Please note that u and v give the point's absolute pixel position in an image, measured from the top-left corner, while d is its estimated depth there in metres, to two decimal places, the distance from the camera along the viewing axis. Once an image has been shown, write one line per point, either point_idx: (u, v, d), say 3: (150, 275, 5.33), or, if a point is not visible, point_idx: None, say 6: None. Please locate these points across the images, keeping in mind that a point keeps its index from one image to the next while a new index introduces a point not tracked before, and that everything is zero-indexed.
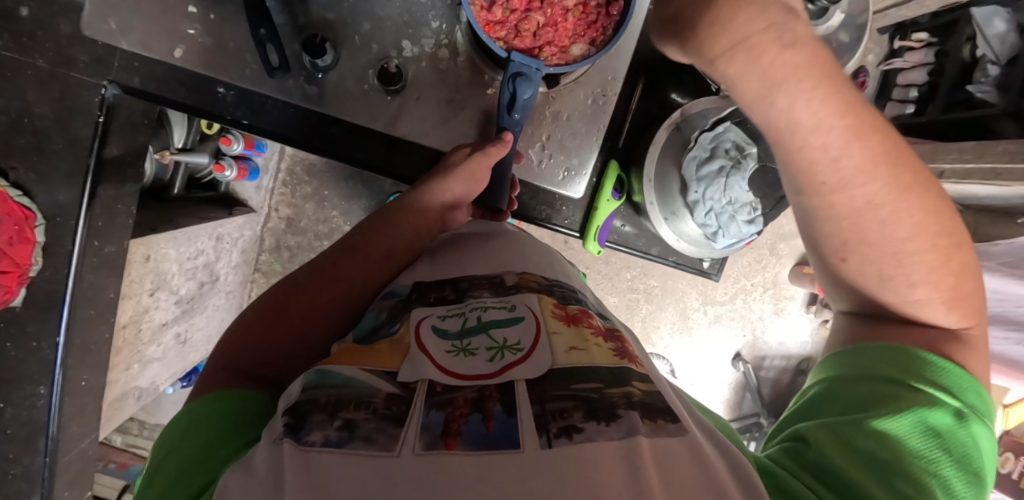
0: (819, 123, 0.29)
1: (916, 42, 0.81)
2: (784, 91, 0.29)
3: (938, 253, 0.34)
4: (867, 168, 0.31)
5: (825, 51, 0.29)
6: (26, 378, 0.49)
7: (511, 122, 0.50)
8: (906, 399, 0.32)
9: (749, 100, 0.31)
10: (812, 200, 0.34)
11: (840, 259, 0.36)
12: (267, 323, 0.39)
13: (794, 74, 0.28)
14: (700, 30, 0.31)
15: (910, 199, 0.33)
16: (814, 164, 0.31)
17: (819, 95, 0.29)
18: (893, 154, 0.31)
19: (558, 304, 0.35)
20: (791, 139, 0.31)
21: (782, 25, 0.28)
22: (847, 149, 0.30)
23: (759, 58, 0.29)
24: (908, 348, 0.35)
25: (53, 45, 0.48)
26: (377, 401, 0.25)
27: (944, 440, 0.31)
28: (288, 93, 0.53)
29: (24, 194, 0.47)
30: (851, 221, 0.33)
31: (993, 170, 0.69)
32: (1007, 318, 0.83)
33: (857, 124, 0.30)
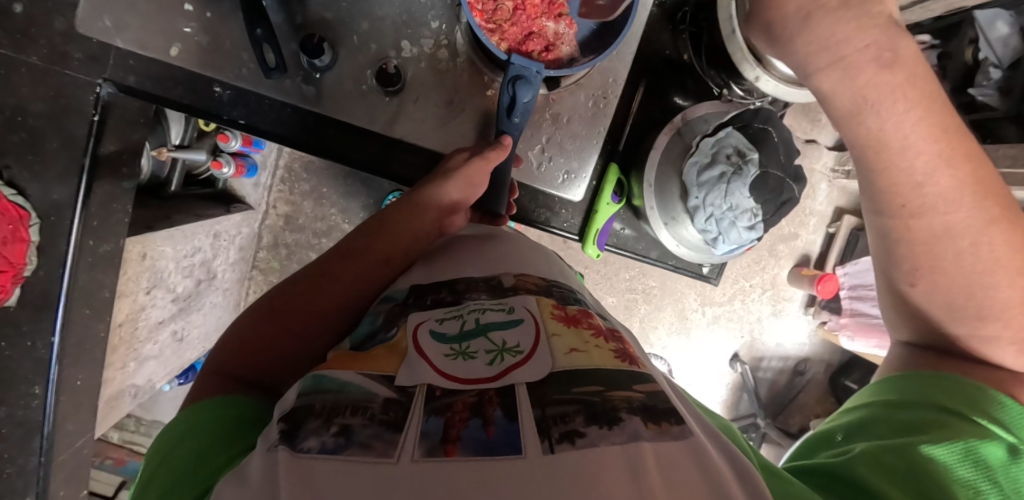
0: (907, 142, 0.35)
1: (918, 44, 0.80)
2: (877, 108, 0.35)
3: (1017, 291, 0.38)
4: (952, 193, 0.36)
5: (925, 76, 0.35)
6: (20, 377, 0.48)
7: (511, 125, 0.49)
8: (957, 424, 0.34)
9: (842, 119, 0.37)
10: (891, 220, 0.38)
11: (909, 283, 0.40)
12: (262, 328, 0.39)
13: (893, 98, 0.35)
14: (801, 53, 0.37)
15: (996, 234, 0.36)
16: (899, 185, 0.36)
17: (912, 118, 0.35)
18: (981, 185, 0.36)
19: (557, 305, 0.34)
20: (878, 157, 0.36)
21: (882, 48, 0.34)
22: (932, 175, 0.35)
23: (857, 74, 0.35)
24: (971, 383, 0.37)
25: (46, 42, 0.47)
26: (373, 407, 0.24)
27: (993, 467, 0.32)
28: (285, 92, 0.52)
29: (18, 193, 0.46)
30: (927, 246, 0.37)
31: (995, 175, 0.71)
32: None
33: (945, 151, 0.35)
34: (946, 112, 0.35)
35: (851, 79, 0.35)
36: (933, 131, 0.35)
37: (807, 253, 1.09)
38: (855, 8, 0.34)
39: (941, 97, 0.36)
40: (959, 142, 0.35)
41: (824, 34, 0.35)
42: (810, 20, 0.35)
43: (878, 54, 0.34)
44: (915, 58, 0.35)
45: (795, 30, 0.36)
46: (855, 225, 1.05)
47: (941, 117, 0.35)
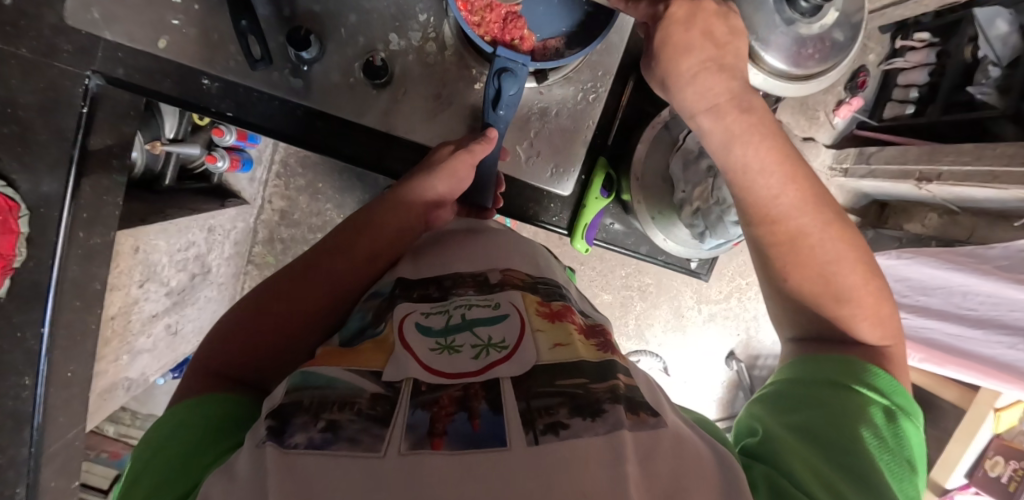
0: (762, 167, 0.41)
1: (916, 42, 0.80)
2: (744, 141, 0.41)
3: (861, 276, 0.40)
4: (800, 204, 0.40)
5: (769, 118, 0.42)
6: (11, 369, 0.48)
7: (496, 118, 0.49)
8: (842, 398, 0.34)
9: (715, 153, 0.43)
10: (756, 230, 0.42)
11: (780, 279, 0.41)
12: (249, 323, 0.39)
13: (750, 133, 0.41)
14: (687, 98, 0.43)
15: (834, 233, 0.40)
16: (758, 200, 0.41)
17: (765, 147, 0.41)
18: (818, 194, 0.41)
19: (542, 301, 0.34)
20: (743, 179, 0.42)
21: (742, 99, 0.42)
22: (783, 190, 0.40)
23: (725, 117, 0.42)
24: (846, 359, 0.37)
25: (36, 34, 0.47)
26: (361, 402, 0.24)
27: (879, 432, 0.32)
28: (273, 85, 0.52)
29: (7, 185, 0.46)
30: (790, 248, 0.40)
31: (992, 173, 0.69)
32: (1002, 323, 0.81)
33: (790, 170, 0.40)
34: (786, 142, 0.42)
35: (720, 120, 0.42)
36: (777, 154, 0.41)
37: None
38: (726, 71, 0.43)
39: (779, 129, 0.42)
40: (798, 163, 0.41)
41: (705, 85, 0.42)
42: (696, 77, 0.42)
43: (739, 102, 0.42)
44: (764, 108, 0.43)
45: (689, 80, 0.42)
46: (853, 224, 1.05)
47: (779, 140, 0.41)
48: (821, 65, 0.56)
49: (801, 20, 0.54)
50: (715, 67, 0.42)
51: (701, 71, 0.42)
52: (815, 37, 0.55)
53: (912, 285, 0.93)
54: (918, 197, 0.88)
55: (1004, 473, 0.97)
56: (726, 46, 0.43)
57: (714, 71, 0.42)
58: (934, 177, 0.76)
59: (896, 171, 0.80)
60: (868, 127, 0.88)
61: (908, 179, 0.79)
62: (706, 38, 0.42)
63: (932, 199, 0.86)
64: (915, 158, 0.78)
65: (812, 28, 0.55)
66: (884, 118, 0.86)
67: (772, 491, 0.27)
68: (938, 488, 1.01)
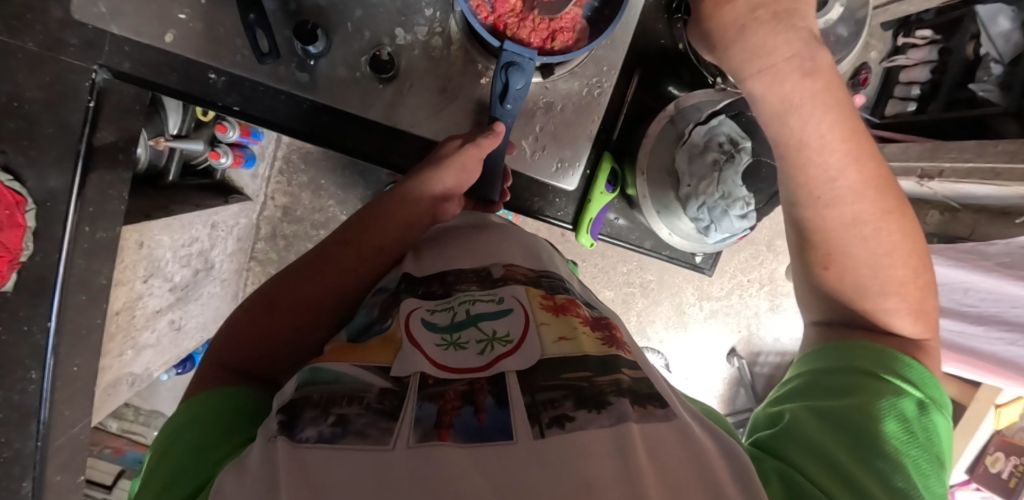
0: (823, 141, 0.38)
1: (919, 39, 0.77)
2: (800, 110, 0.39)
3: (909, 269, 0.39)
4: (858, 190, 0.38)
5: (836, 84, 0.39)
6: (15, 362, 0.48)
7: (503, 112, 0.49)
8: (877, 388, 0.34)
9: (770, 119, 0.41)
10: (805, 211, 0.40)
11: (820, 267, 0.41)
12: (261, 317, 0.39)
13: (811, 102, 0.38)
14: (744, 55, 0.42)
15: (890, 223, 0.39)
16: (812, 179, 0.39)
17: (828, 119, 0.38)
18: (880, 179, 0.38)
19: (545, 295, 0.34)
20: (797, 154, 0.39)
21: (805, 57, 0.39)
22: (843, 171, 0.38)
23: (784, 80, 0.40)
24: (880, 348, 0.37)
25: (42, 28, 0.48)
26: (369, 396, 0.25)
27: (909, 423, 0.32)
28: (279, 79, 0.52)
29: (14, 179, 0.46)
30: (839, 235, 0.39)
31: (993, 169, 0.70)
32: (1003, 319, 0.82)
33: (853, 150, 0.38)
34: (852, 116, 0.39)
35: (779, 84, 0.40)
36: (844, 131, 0.38)
37: None
38: (783, 20, 0.40)
39: (847, 101, 0.40)
40: (863, 143, 0.39)
41: (760, 43, 0.41)
42: (746, 29, 0.41)
43: (801, 64, 0.39)
44: (829, 68, 0.40)
45: (738, 34, 0.42)
46: None
47: (846, 115, 0.39)
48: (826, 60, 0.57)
49: None
50: (770, 15, 0.41)
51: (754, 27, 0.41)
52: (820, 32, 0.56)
53: None
54: (920, 194, 0.89)
55: (1005, 469, 0.97)
56: None
57: (772, 23, 0.40)
58: (936, 174, 0.77)
59: (898, 168, 0.82)
60: (868, 123, 0.85)
61: (909, 177, 0.81)
62: None
63: (932, 197, 0.87)
64: (917, 156, 0.77)
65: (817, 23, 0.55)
66: (885, 116, 0.83)
67: (784, 486, 0.28)
68: None
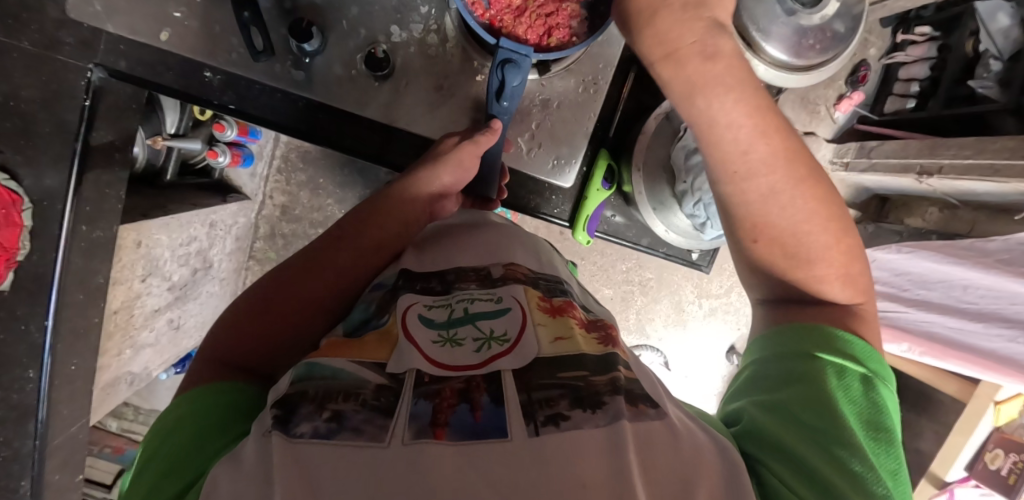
0: (732, 121, 0.39)
1: (918, 35, 0.79)
2: (706, 92, 0.39)
3: (832, 234, 0.40)
4: (769, 161, 0.38)
5: (739, 61, 0.40)
6: (14, 361, 0.48)
7: (501, 109, 0.49)
8: (819, 373, 0.34)
9: (679, 104, 0.41)
10: (725, 188, 0.41)
11: (749, 240, 0.41)
12: (257, 312, 0.39)
13: (715, 85, 0.39)
14: (647, 38, 0.41)
15: (803, 191, 0.39)
16: (727, 157, 0.39)
17: (733, 100, 0.38)
18: (789, 149, 0.39)
19: (544, 296, 0.34)
20: (710, 135, 0.40)
21: (706, 42, 0.39)
22: (753, 144, 0.38)
23: (686, 64, 0.39)
24: (812, 325, 0.37)
25: (37, 27, 0.47)
26: (365, 393, 0.25)
27: (853, 400, 0.33)
28: (275, 77, 0.52)
29: (10, 178, 0.46)
30: (759, 206, 0.40)
31: (992, 166, 0.69)
32: (1003, 317, 0.81)
33: (762, 125, 0.38)
34: (759, 94, 0.39)
35: (682, 69, 0.40)
36: (749, 109, 0.38)
37: None
38: (692, 8, 0.39)
39: (752, 80, 0.40)
40: (773, 118, 0.39)
41: (662, 27, 0.40)
42: (658, 15, 0.40)
43: (704, 49, 0.39)
44: (733, 51, 0.40)
45: (647, 12, 0.40)
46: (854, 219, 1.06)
47: (748, 92, 0.39)
48: (823, 55, 0.56)
49: (802, 11, 0.54)
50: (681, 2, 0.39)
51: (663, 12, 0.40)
52: (816, 28, 0.55)
53: (912, 279, 0.94)
54: (918, 191, 0.88)
55: (1004, 465, 0.97)
56: None
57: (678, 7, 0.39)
58: (934, 171, 0.75)
59: (896, 165, 0.80)
60: (869, 120, 0.87)
61: (908, 174, 0.78)
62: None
63: (930, 194, 0.87)
64: (916, 153, 0.77)
65: (813, 19, 0.55)
66: (885, 113, 0.85)
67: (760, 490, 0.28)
68: (938, 481, 1.01)
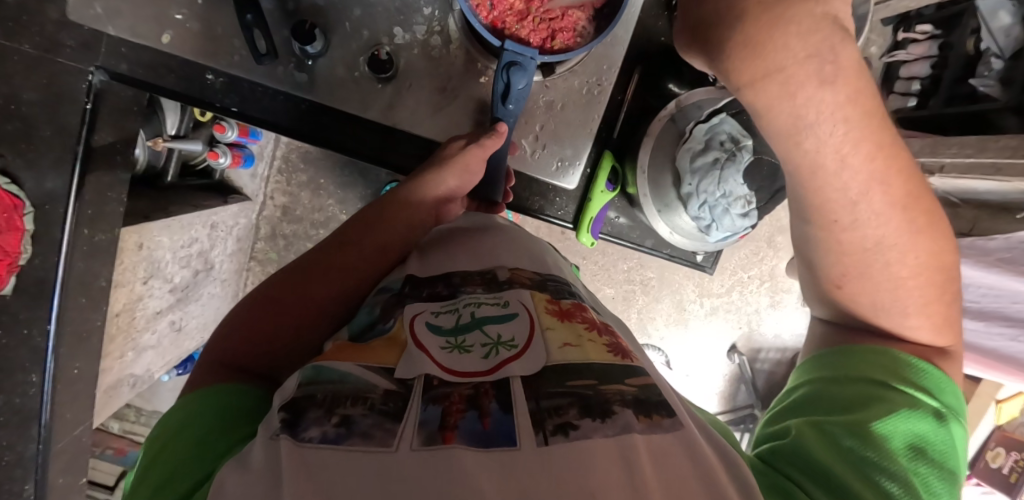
0: (842, 162, 0.30)
1: (919, 34, 0.78)
2: (816, 130, 0.30)
3: (934, 285, 0.36)
4: (881, 211, 0.32)
5: (862, 78, 0.29)
6: (16, 365, 0.48)
7: (506, 112, 0.49)
8: (888, 398, 0.33)
9: (774, 135, 0.32)
10: (818, 232, 0.35)
11: (834, 285, 0.37)
12: (261, 315, 0.39)
13: (828, 115, 0.29)
14: (733, 54, 0.31)
15: (914, 243, 0.34)
16: (830, 203, 0.32)
17: (851, 139, 0.29)
18: (909, 193, 0.33)
19: (551, 300, 0.34)
20: (810, 179, 0.32)
21: (823, 57, 0.28)
22: (866, 193, 0.31)
23: (796, 91, 0.29)
24: (891, 355, 0.36)
25: (38, 30, 0.47)
26: (373, 397, 0.25)
27: (925, 437, 0.32)
28: (278, 80, 0.52)
29: (12, 182, 0.46)
30: (855, 257, 0.34)
31: (993, 165, 0.69)
32: (1003, 315, 0.82)
33: (883, 170, 0.31)
34: (882, 123, 0.30)
35: (789, 94, 0.29)
36: (870, 151, 0.30)
37: None
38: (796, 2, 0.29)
39: (878, 110, 0.30)
40: (898, 158, 0.31)
41: (764, 36, 0.29)
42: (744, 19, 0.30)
43: (818, 67, 0.28)
44: (855, 66, 0.29)
45: (730, 19, 0.31)
46: None
47: (880, 132, 0.30)
48: None
49: None
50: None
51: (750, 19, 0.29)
52: None
53: None
54: None
55: (1005, 464, 0.97)
56: None
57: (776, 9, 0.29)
58: (936, 169, 0.77)
59: None
60: None
61: None
62: None
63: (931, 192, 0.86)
64: (918, 151, 0.76)
65: None
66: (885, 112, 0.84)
67: None
68: None
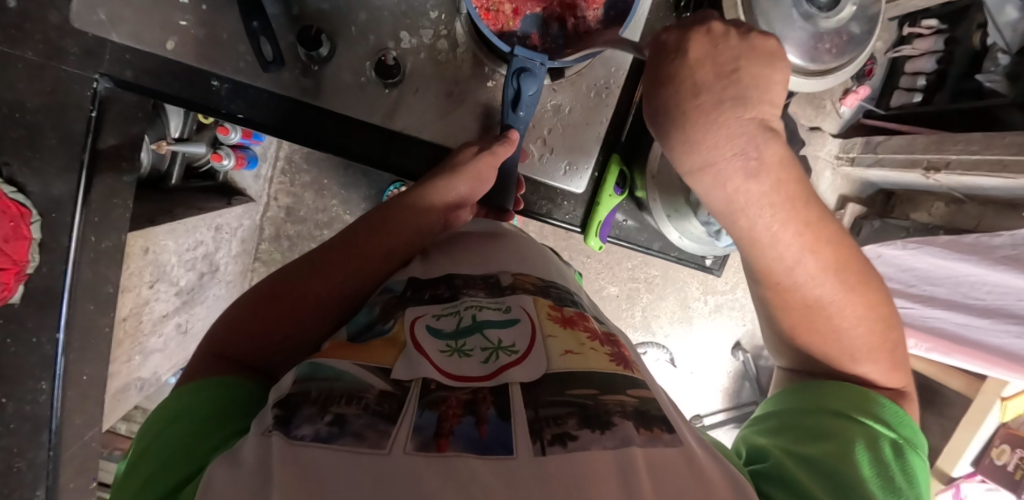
0: (775, 235, 0.36)
1: (925, 28, 0.78)
2: (748, 211, 0.36)
3: (880, 337, 0.39)
4: (819, 271, 0.37)
5: (786, 165, 0.36)
6: (25, 373, 0.49)
7: (516, 120, 0.49)
8: (843, 428, 0.33)
9: (721, 213, 0.38)
10: (769, 292, 0.40)
11: (790, 339, 0.42)
12: (264, 310, 0.39)
13: (756, 199, 0.36)
14: (677, 148, 0.37)
15: (855, 301, 0.38)
16: (771, 265, 0.38)
17: (777, 216, 0.36)
18: (843, 256, 0.38)
19: (554, 306, 0.34)
20: (751, 246, 0.38)
21: (749, 155, 0.35)
22: (799, 257, 0.37)
23: (726, 182, 0.36)
24: (845, 391, 0.36)
25: (41, 37, 0.47)
26: (368, 398, 0.24)
27: (888, 464, 0.31)
28: (283, 86, 0.51)
29: (18, 191, 0.46)
30: (802, 311, 0.39)
31: (1000, 162, 0.66)
32: (1008, 312, 0.76)
33: (812, 238, 0.36)
34: (806, 201, 0.37)
35: (721, 185, 0.36)
36: (796, 224, 0.36)
37: None
38: (730, 108, 0.36)
39: (791, 184, 0.36)
40: (820, 225, 0.37)
41: (702, 138, 0.36)
42: (689, 112, 0.36)
43: (745, 162, 0.35)
44: (782, 159, 0.35)
45: (676, 116, 0.37)
46: (859, 215, 1.03)
47: (804, 211, 0.36)
48: (837, 60, 0.55)
49: (819, 15, 0.54)
50: (727, 102, 0.36)
51: (689, 116, 0.36)
52: (832, 31, 0.55)
53: (918, 275, 0.90)
54: (925, 186, 0.88)
55: (1010, 461, 0.96)
56: (731, 77, 0.37)
57: (710, 116, 0.36)
58: (942, 166, 0.73)
59: (902, 161, 0.79)
60: (875, 115, 0.87)
61: (914, 169, 0.77)
62: (728, 84, 0.36)
63: (937, 188, 0.86)
64: (923, 148, 0.76)
65: (830, 22, 0.54)
66: (890, 107, 0.85)
67: None
68: (944, 477, 0.98)
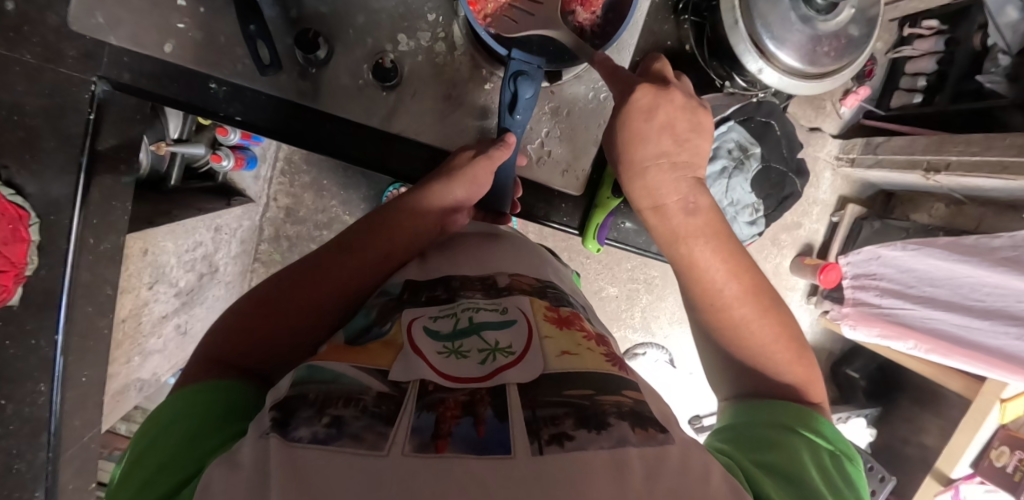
0: (707, 261, 0.43)
1: (925, 29, 0.79)
2: (687, 241, 0.44)
3: (796, 359, 0.43)
4: (740, 294, 0.42)
5: (714, 212, 0.46)
6: (25, 375, 0.49)
7: (512, 123, 0.49)
8: (791, 439, 0.34)
9: (665, 245, 0.46)
10: (703, 317, 0.44)
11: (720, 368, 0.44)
12: (262, 314, 0.39)
13: (692, 233, 0.44)
14: (635, 191, 0.47)
15: (771, 322, 0.43)
16: (704, 289, 0.43)
17: (706, 245, 0.44)
18: (759, 284, 0.44)
19: (550, 307, 0.34)
20: (688, 273, 0.44)
21: (688, 200, 0.45)
22: (725, 280, 0.43)
23: (670, 217, 0.45)
24: (785, 406, 0.38)
25: (39, 40, 0.47)
26: (366, 399, 0.25)
27: (830, 472, 0.32)
28: (280, 88, 0.51)
29: (16, 193, 0.46)
30: (730, 331, 0.43)
31: (1000, 162, 0.66)
32: (1009, 313, 0.76)
33: (733, 265, 0.43)
34: (728, 238, 0.45)
35: (666, 220, 0.46)
36: (720, 252, 0.44)
37: (810, 242, 1.07)
38: (679, 170, 0.45)
39: (728, 234, 0.45)
40: (739, 255, 0.44)
41: (653, 187, 0.46)
42: (649, 169, 0.45)
43: (684, 205, 0.45)
44: (711, 209, 0.46)
45: (636, 171, 0.46)
46: (859, 214, 1.01)
47: (727, 243, 0.44)
48: (836, 63, 0.55)
49: (818, 17, 0.54)
50: (669, 164, 0.45)
51: (645, 169, 0.46)
52: (831, 34, 0.55)
53: (918, 276, 0.88)
54: (925, 187, 0.88)
55: (1008, 463, 0.94)
56: (685, 143, 0.45)
57: (659, 169, 0.45)
58: (942, 167, 0.73)
59: (902, 161, 0.79)
60: (875, 116, 0.87)
61: (915, 170, 0.76)
62: (678, 144, 0.45)
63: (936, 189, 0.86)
64: (923, 149, 0.76)
65: (829, 24, 0.54)
66: (891, 108, 0.85)
67: None
68: (943, 478, 0.99)
